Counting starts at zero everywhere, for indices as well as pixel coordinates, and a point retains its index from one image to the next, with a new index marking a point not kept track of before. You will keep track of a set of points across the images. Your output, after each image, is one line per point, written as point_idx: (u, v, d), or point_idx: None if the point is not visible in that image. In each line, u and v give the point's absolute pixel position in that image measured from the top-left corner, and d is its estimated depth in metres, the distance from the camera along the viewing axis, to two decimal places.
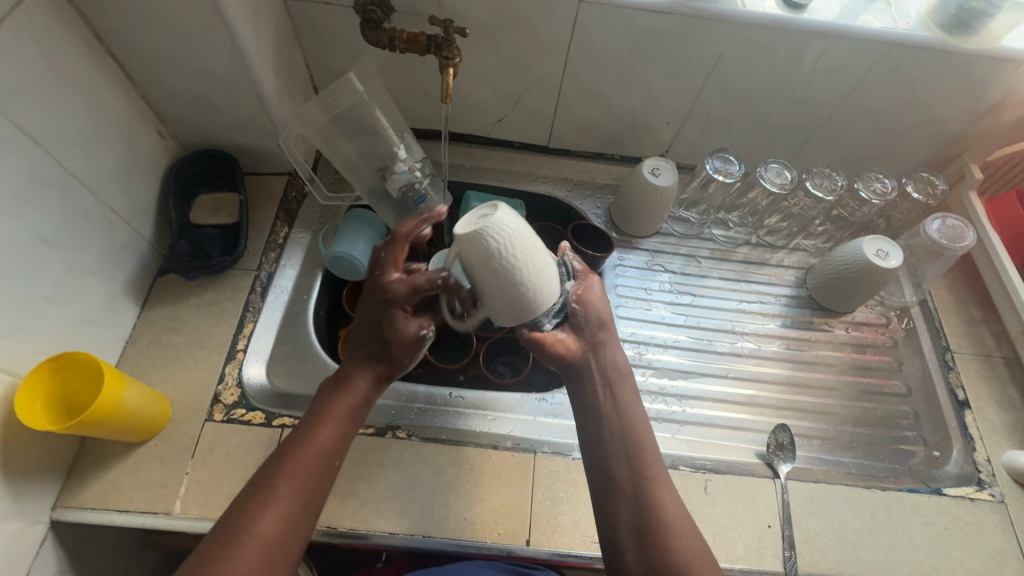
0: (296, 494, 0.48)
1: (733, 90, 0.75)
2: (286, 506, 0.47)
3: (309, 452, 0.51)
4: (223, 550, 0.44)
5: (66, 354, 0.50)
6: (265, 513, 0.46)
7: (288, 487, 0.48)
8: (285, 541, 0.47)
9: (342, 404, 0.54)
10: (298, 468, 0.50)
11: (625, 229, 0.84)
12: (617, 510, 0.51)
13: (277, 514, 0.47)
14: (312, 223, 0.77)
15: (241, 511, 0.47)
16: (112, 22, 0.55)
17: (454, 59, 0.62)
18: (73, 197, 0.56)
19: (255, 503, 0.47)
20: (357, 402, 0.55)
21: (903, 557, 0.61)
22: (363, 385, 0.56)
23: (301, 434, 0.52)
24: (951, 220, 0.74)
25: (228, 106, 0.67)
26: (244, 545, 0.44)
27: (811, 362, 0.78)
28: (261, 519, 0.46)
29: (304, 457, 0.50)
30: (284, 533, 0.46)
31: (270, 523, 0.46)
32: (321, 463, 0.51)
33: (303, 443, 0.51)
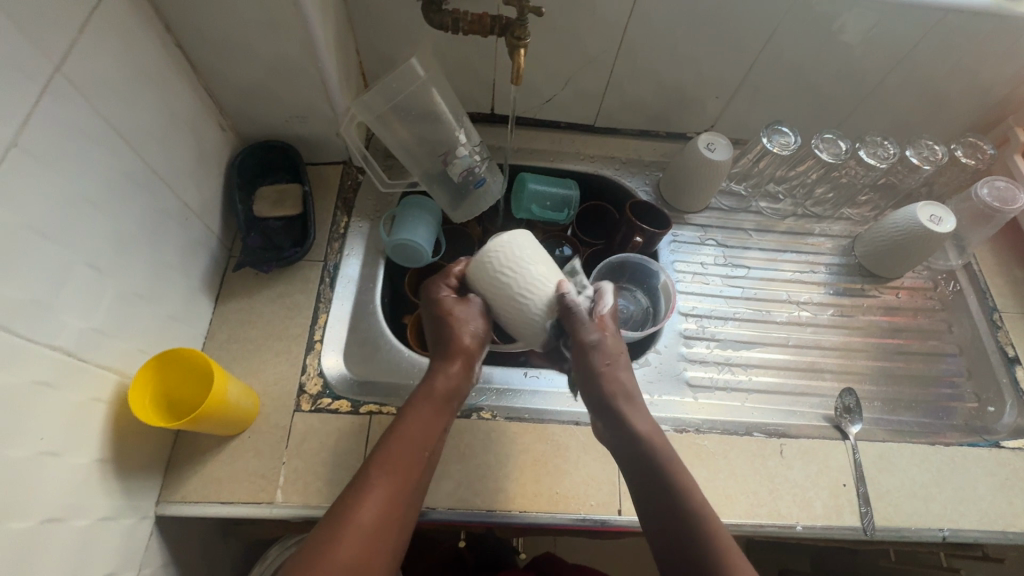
0: (394, 483, 0.48)
1: (786, 63, 0.75)
2: (387, 494, 0.47)
3: (405, 443, 0.51)
4: (329, 543, 0.43)
5: (169, 351, 0.50)
6: (365, 501, 0.46)
7: (386, 475, 0.48)
8: (387, 530, 0.46)
9: (433, 400, 0.55)
10: (399, 459, 0.50)
11: (676, 205, 0.85)
12: (659, 532, 0.51)
13: (377, 503, 0.47)
14: (370, 212, 0.77)
15: (340, 504, 0.47)
16: (184, 13, 0.54)
17: (524, 38, 0.62)
18: (156, 194, 0.55)
19: (360, 494, 0.47)
20: (449, 401, 0.55)
21: (970, 507, 0.64)
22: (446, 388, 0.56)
23: (395, 427, 0.52)
24: (1000, 183, 0.76)
25: (290, 95, 0.66)
26: (347, 532, 0.44)
27: (865, 327, 0.80)
28: (363, 507, 0.46)
29: (400, 448, 0.50)
30: (385, 521, 0.46)
31: (372, 511, 0.46)
32: (416, 453, 0.51)
33: (402, 434, 0.51)
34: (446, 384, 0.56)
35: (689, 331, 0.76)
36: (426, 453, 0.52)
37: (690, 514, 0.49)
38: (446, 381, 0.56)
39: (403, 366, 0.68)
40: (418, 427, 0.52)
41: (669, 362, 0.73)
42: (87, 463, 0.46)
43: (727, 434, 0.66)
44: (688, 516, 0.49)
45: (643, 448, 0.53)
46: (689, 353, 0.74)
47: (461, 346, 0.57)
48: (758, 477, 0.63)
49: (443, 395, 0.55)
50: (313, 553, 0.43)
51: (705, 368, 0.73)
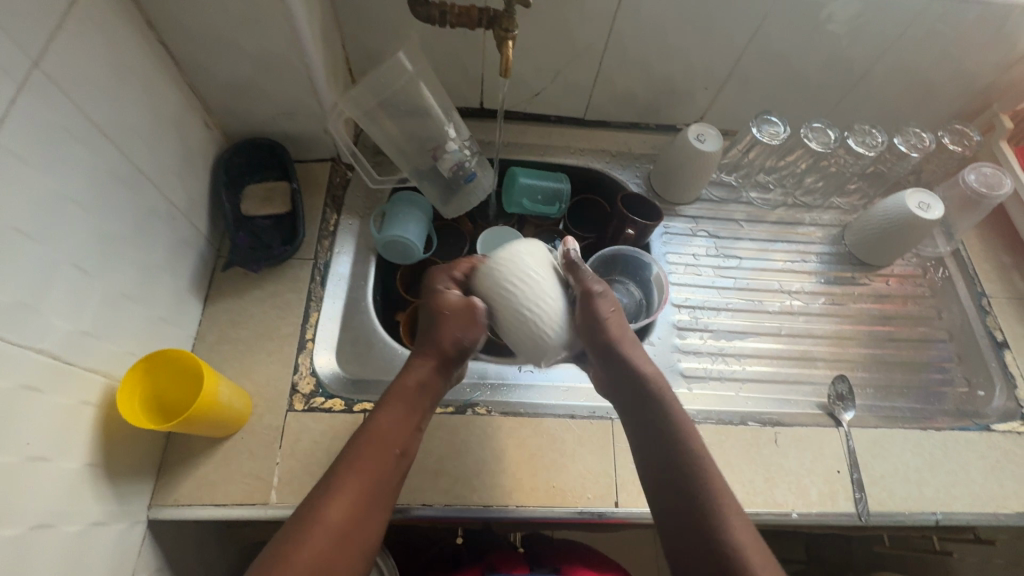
0: (363, 481, 0.47)
1: (774, 53, 0.76)
2: (354, 495, 0.46)
3: (375, 441, 0.50)
4: (294, 540, 0.43)
5: (158, 352, 0.49)
6: (333, 501, 0.45)
7: (355, 475, 0.47)
8: (353, 531, 0.45)
9: (404, 396, 0.54)
10: (368, 456, 0.49)
11: (666, 197, 0.85)
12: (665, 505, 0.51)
13: (345, 503, 0.46)
14: (360, 209, 0.76)
15: (309, 503, 0.46)
16: (165, 9, 0.53)
17: (513, 31, 0.62)
18: (141, 194, 0.54)
19: (328, 492, 0.46)
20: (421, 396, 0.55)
21: (962, 490, 0.65)
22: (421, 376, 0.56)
23: (366, 425, 0.52)
24: (986, 169, 0.77)
25: (276, 91, 0.65)
26: (312, 534, 0.43)
27: (856, 315, 0.80)
28: (329, 506, 0.45)
29: (370, 446, 0.49)
30: (352, 523, 0.45)
31: (339, 512, 0.45)
32: (385, 452, 0.50)
33: (373, 431, 0.51)
34: (417, 381, 0.55)
35: (682, 323, 0.76)
36: (397, 450, 0.51)
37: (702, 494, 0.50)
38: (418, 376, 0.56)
39: (396, 364, 0.68)
40: (389, 423, 0.52)
41: (663, 354, 0.73)
42: (77, 468, 0.45)
43: (722, 424, 0.66)
44: (714, 509, 0.49)
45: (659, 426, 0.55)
46: (682, 344, 0.74)
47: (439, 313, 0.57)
48: (753, 465, 0.63)
49: (415, 392, 0.55)
50: (280, 551, 0.43)
51: (699, 359, 0.74)
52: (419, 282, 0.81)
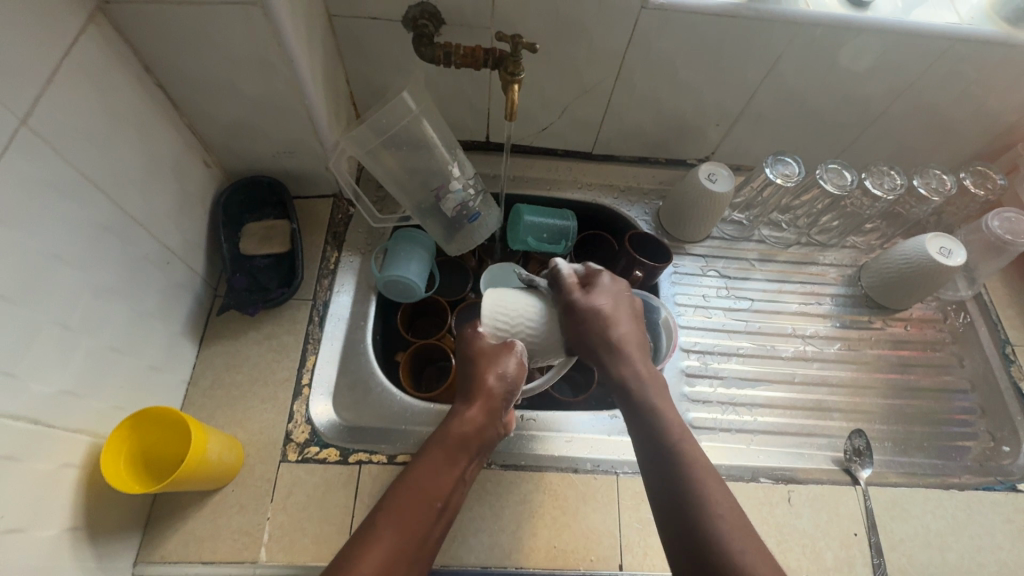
0: (404, 533, 0.43)
1: (788, 91, 0.73)
2: (390, 546, 0.42)
3: (418, 492, 0.46)
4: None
5: (145, 411, 0.48)
6: (370, 554, 0.41)
7: (393, 526, 0.43)
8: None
9: (448, 450, 0.50)
10: (406, 505, 0.45)
11: (676, 234, 0.83)
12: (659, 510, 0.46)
13: (382, 556, 0.41)
14: (361, 246, 0.75)
15: (340, 556, 0.41)
16: (161, 53, 0.52)
17: (518, 74, 0.60)
18: (132, 239, 0.53)
19: (362, 543, 0.41)
20: (460, 453, 0.50)
21: (989, 557, 0.61)
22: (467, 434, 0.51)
23: (409, 473, 0.47)
24: (1009, 215, 0.74)
25: (276, 131, 0.64)
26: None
27: (873, 362, 0.77)
28: (365, 558, 0.40)
29: (412, 495, 0.45)
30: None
31: (376, 565, 0.40)
32: (428, 505, 0.45)
33: (411, 480, 0.47)
34: (470, 431, 0.51)
35: (692, 369, 0.74)
36: (439, 503, 0.47)
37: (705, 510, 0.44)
38: (465, 431, 0.51)
39: (393, 410, 0.65)
40: (429, 472, 0.47)
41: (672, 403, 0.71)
42: (55, 532, 0.44)
43: (733, 481, 0.63)
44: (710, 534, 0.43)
45: (670, 459, 0.47)
46: (691, 392, 0.72)
47: (484, 387, 0.52)
48: (766, 527, 0.60)
49: (456, 444, 0.50)
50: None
51: (708, 408, 0.71)
52: (419, 320, 0.79)
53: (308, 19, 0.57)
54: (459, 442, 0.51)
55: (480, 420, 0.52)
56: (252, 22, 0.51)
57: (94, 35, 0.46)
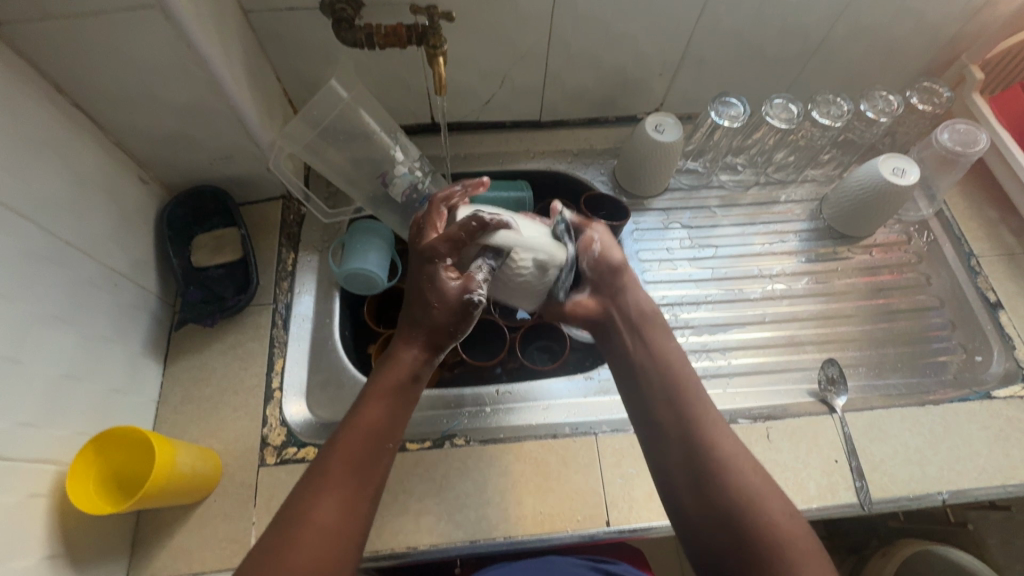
0: (348, 478, 0.45)
1: (725, 30, 0.72)
2: (342, 493, 0.44)
3: (359, 437, 0.46)
4: (281, 544, 0.41)
5: (104, 433, 0.47)
6: (321, 498, 0.43)
7: (342, 472, 0.45)
8: (342, 527, 0.43)
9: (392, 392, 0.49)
10: (348, 447, 0.46)
11: (634, 191, 0.82)
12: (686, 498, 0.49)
13: (335, 500, 0.43)
14: (317, 243, 0.74)
15: (295, 501, 0.43)
16: (71, 72, 0.51)
17: (441, 46, 0.60)
18: (72, 265, 0.52)
19: (312, 490, 0.44)
20: (404, 387, 0.49)
21: (968, 465, 0.62)
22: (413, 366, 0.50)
23: (349, 424, 0.47)
24: (959, 126, 0.74)
25: (209, 138, 0.63)
26: (301, 536, 0.41)
27: (840, 292, 0.78)
28: (318, 504, 0.43)
29: (352, 443, 0.46)
30: (347, 522, 0.43)
31: (329, 510, 0.43)
32: (373, 445, 0.47)
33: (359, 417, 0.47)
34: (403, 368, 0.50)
35: None
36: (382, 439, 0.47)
37: (736, 492, 0.46)
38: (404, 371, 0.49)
39: None
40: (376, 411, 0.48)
41: None
42: (30, 562, 0.44)
43: None
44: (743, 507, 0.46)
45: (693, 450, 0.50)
46: None
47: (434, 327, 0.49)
48: None
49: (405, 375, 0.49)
50: (268, 548, 0.41)
51: None
52: (387, 311, 0.79)
53: (218, 16, 0.56)
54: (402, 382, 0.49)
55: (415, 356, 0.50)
56: (156, 28, 0.49)
57: None
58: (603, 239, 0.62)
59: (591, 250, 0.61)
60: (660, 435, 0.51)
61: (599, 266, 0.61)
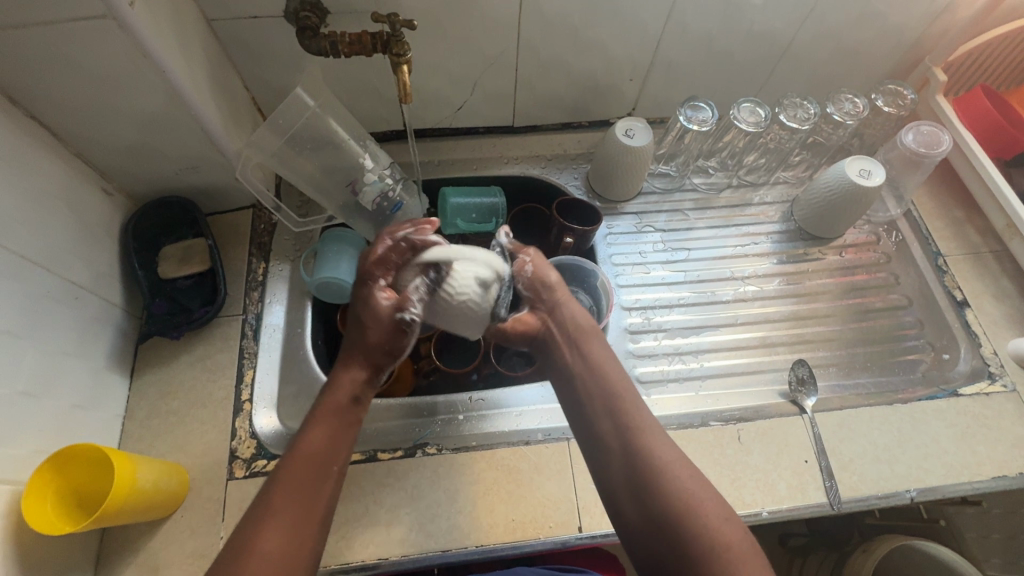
0: (297, 508, 0.44)
1: (693, 35, 0.73)
2: (287, 524, 0.43)
3: (303, 466, 0.46)
4: None
5: (63, 450, 0.46)
6: (267, 530, 0.42)
7: (285, 506, 0.43)
8: (292, 555, 0.42)
9: (335, 410, 0.50)
10: (293, 478, 0.45)
11: (607, 196, 0.82)
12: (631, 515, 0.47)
13: (278, 535, 0.42)
14: (289, 252, 0.74)
15: (241, 534, 0.42)
16: (25, 85, 0.50)
17: (405, 54, 0.59)
18: (30, 281, 0.52)
19: (257, 522, 0.42)
20: (351, 407, 0.51)
21: (935, 462, 0.63)
22: (353, 388, 0.51)
23: (293, 452, 0.47)
24: (924, 127, 0.75)
25: (174, 149, 0.62)
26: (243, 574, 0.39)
27: (811, 293, 0.79)
28: (261, 539, 0.41)
29: (297, 474, 0.45)
30: (290, 554, 0.42)
31: (275, 543, 0.41)
32: (319, 473, 0.46)
33: (303, 445, 0.47)
34: (345, 390, 0.51)
35: (635, 326, 0.74)
36: (327, 466, 0.47)
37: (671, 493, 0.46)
38: (344, 389, 0.51)
39: None
40: (321, 438, 0.48)
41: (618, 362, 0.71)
42: None
43: (682, 429, 0.63)
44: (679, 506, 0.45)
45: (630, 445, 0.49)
46: (637, 348, 0.72)
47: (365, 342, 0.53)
48: (717, 468, 0.61)
49: (350, 401, 0.51)
50: None
51: (655, 362, 0.72)
52: None
53: (178, 26, 0.55)
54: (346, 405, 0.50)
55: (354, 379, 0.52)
56: (111, 39, 0.49)
57: None
58: (536, 261, 0.61)
59: (524, 272, 0.60)
60: (597, 437, 0.51)
61: (534, 285, 0.60)
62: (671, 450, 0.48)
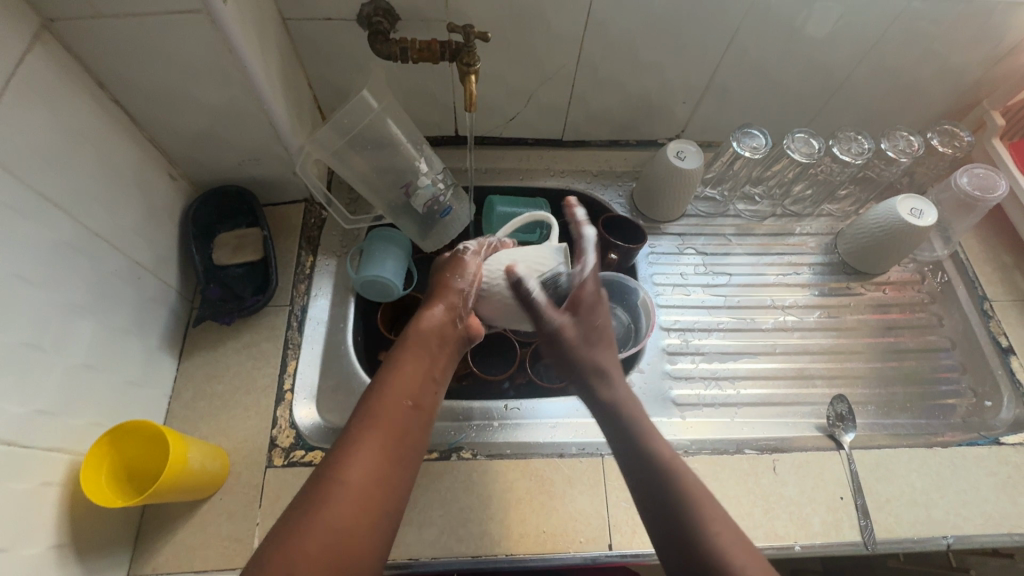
0: (387, 441, 0.45)
1: (751, 63, 0.73)
2: (378, 449, 0.44)
3: (391, 399, 0.47)
4: (313, 502, 0.40)
5: (122, 425, 0.48)
6: (354, 459, 0.43)
7: (375, 434, 0.45)
8: (378, 486, 0.43)
9: (421, 347, 0.53)
10: (383, 410, 0.46)
11: (650, 215, 0.83)
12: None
13: (367, 461, 0.43)
14: (336, 248, 0.75)
15: (328, 459, 0.43)
16: (113, 70, 0.52)
17: (474, 64, 0.61)
18: (100, 258, 0.53)
19: (346, 449, 0.44)
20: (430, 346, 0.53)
21: (974, 511, 0.62)
22: (438, 326, 0.54)
23: (380, 384, 0.49)
24: (978, 170, 0.75)
25: (240, 140, 0.64)
26: (338, 495, 0.41)
27: (851, 327, 0.78)
28: (353, 464, 0.43)
29: (382, 411, 0.46)
30: (379, 481, 0.43)
31: (365, 469, 0.43)
32: (404, 414, 0.47)
33: (389, 381, 0.49)
34: (431, 328, 0.54)
35: (673, 347, 0.74)
36: (413, 404, 0.48)
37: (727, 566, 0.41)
38: (428, 327, 0.54)
39: None
40: (407, 376, 0.50)
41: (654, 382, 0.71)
42: (40, 549, 0.44)
43: (716, 454, 0.63)
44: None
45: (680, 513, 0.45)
46: (673, 370, 0.72)
47: (449, 288, 0.56)
48: (751, 497, 0.61)
49: (426, 340, 0.53)
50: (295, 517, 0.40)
51: (691, 385, 0.71)
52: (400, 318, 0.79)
53: (259, 23, 0.57)
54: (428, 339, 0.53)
55: (439, 317, 0.55)
56: (200, 32, 0.50)
57: (44, 56, 0.47)
58: (591, 270, 0.58)
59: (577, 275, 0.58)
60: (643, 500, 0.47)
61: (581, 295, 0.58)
62: (716, 506, 0.45)
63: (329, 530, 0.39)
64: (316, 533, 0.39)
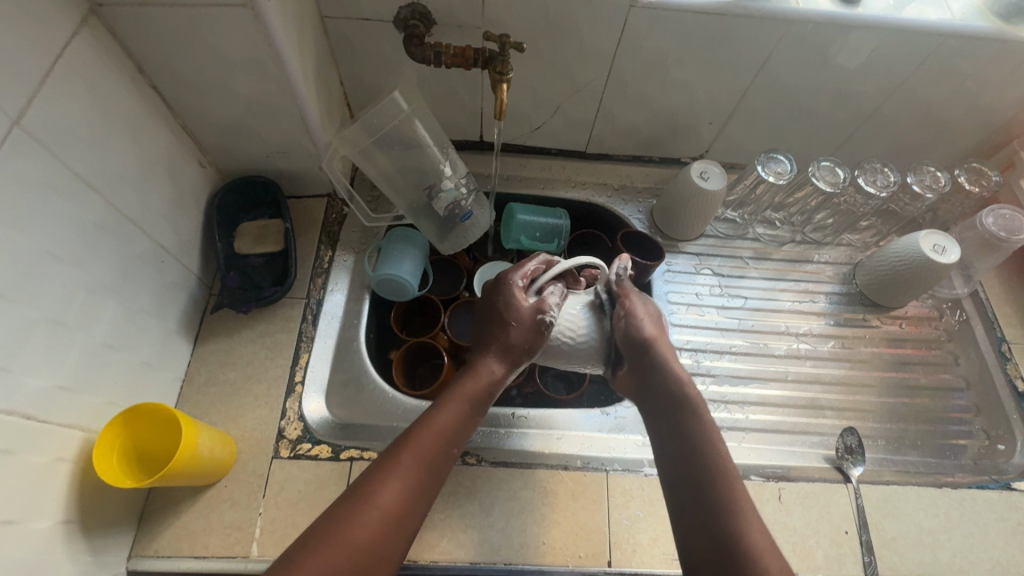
0: (421, 474, 0.45)
1: (781, 89, 0.73)
2: (411, 481, 0.44)
3: (433, 432, 0.47)
4: (344, 521, 0.41)
5: (138, 406, 0.49)
6: (391, 484, 0.43)
7: (412, 464, 0.45)
8: (403, 518, 0.43)
9: (468, 395, 0.50)
10: (426, 444, 0.46)
11: (669, 232, 0.83)
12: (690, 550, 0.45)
13: (401, 488, 0.44)
14: (355, 245, 0.76)
15: (366, 477, 0.44)
16: (154, 57, 0.53)
17: (507, 73, 0.61)
18: (127, 239, 0.54)
19: (384, 473, 0.44)
20: (483, 400, 0.51)
21: (981, 555, 0.61)
22: (495, 376, 0.52)
23: (427, 415, 0.48)
24: (1004, 211, 0.74)
25: (270, 132, 0.64)
26: (367, 517, 0.41)
27: (865, 360, 0.77)
28: (387, 489, 0.43)
29: (423, 440, 0.46)
30: (406, 512, 0.43)
31: (396, 497, 0.43)
32: (444, 448, 0.47)
33: (434, 415, 0.48)
34: (485, 376, 0.51)
35: (684, 367, 0.74)
36: (453, 448, 0.48)
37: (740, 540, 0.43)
38: (486, 379, 0.51)
39: (385, 407, 0.66)
40: (452, 415, 0.49)
41: None
42: (49, 524, 0.45)
43: None
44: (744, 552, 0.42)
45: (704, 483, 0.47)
46: None
47: (507, 328, 0.52)
48: None
49: (478, 385, 0.51)
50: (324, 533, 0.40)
51: None
52: (412, 318, 0.80)
53: (299, 19, 0.58)
54: (481, 390, 0.51)
55: (499, 367, 0.52)
56: (242, 25, 0.51)
57: (90, 39, 0.48)
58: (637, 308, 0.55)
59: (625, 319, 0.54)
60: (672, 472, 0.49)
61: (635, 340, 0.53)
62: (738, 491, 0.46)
63: (350, 553, 0.40)
64: (336, 551, 0.39)
